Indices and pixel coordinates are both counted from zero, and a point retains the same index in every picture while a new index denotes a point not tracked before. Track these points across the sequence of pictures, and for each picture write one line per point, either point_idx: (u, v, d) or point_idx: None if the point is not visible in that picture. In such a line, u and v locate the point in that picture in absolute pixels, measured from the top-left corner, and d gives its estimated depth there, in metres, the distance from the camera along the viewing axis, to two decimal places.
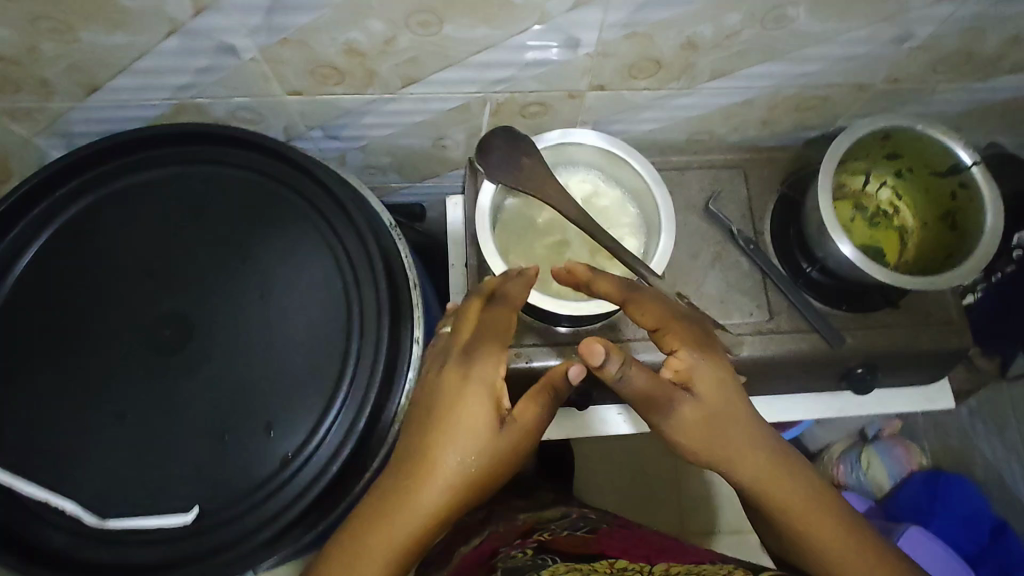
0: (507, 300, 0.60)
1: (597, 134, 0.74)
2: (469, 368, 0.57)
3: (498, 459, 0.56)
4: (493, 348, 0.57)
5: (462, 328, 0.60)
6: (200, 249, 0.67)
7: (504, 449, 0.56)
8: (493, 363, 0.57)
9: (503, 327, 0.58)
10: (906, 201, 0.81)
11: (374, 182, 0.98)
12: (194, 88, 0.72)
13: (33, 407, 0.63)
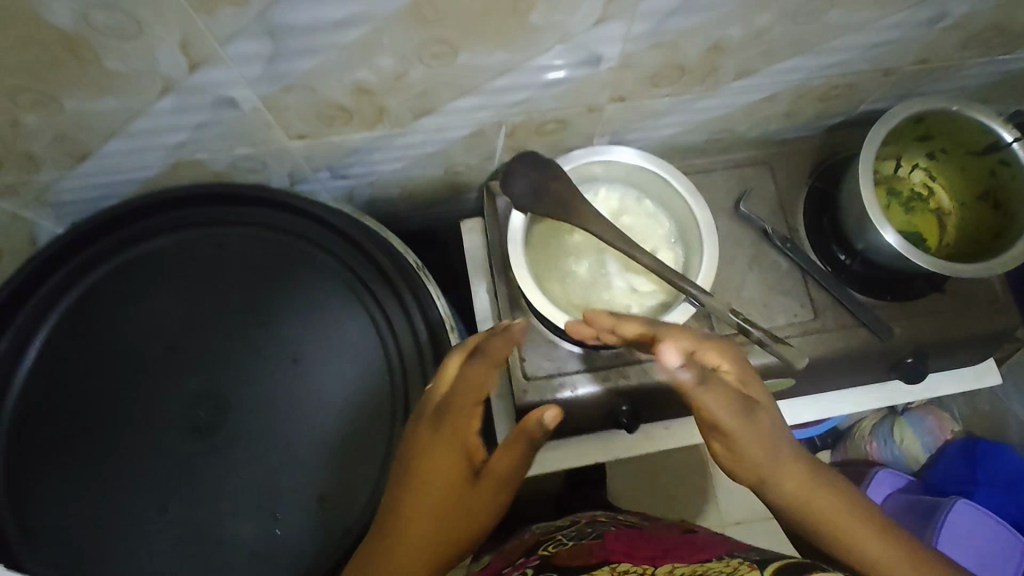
0: (486, 353, 0.57)
1: (628, 150, 0.70)
2: (439, 421, 0.55)
3: (474, 517, 0.53)
4: (467, 399, 0.55)
5: (437, 382, 0.57)
6: (223, 318, 0.62)
7: (481, 505, 0.53)
8: (464, 416, 0.55)
9: (478, 382, 0.56)
10: (941, 181, 0.79)
11: (383, 214, 0.94)
12: (193, 144, 0.67)
13: (59, 513, 0.57)
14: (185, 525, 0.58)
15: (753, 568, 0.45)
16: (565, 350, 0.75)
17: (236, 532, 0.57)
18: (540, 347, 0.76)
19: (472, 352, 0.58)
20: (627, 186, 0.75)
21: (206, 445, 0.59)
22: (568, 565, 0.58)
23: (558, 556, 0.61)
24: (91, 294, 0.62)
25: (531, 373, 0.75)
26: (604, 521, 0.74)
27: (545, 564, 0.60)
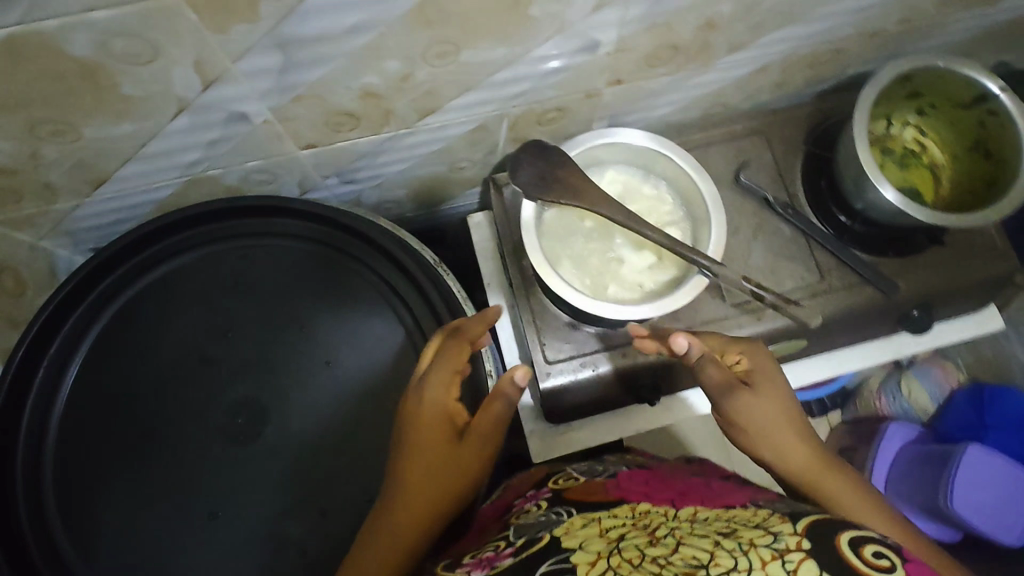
0: (461, 331, 0.59)
1: (630, 131, 0.72)
2: (422, 395, 0.58)
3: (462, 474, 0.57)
4: (446, 373, 0.58)
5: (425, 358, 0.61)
6: (255, 327, 0.64)
7: (468, 462, 0.57)
8: (444, 386, 0.58)
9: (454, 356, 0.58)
10: (932, 136, 0.81)
11: (390, 215, 0.95)
12: (206, 161, 0.68)
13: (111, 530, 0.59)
14: (236, 530, 0.59)
15: (784, 518, 0.44)
16: (583, 331, 0.77)
17: (287, 531, 0.59)
18: (558, 331, 0.78)
19: (453, 331, 0.60)
20: (631, 167, 0.77)
21: (250, 451, 0.61)
22: (582, 501, 0.60)
23: (571, 492, 0.63)
24: (122, 316, 0.64)
25: (552, 356, 0.77)
26: (613, 459, 0.77)
27: (559, 499, 0.62)
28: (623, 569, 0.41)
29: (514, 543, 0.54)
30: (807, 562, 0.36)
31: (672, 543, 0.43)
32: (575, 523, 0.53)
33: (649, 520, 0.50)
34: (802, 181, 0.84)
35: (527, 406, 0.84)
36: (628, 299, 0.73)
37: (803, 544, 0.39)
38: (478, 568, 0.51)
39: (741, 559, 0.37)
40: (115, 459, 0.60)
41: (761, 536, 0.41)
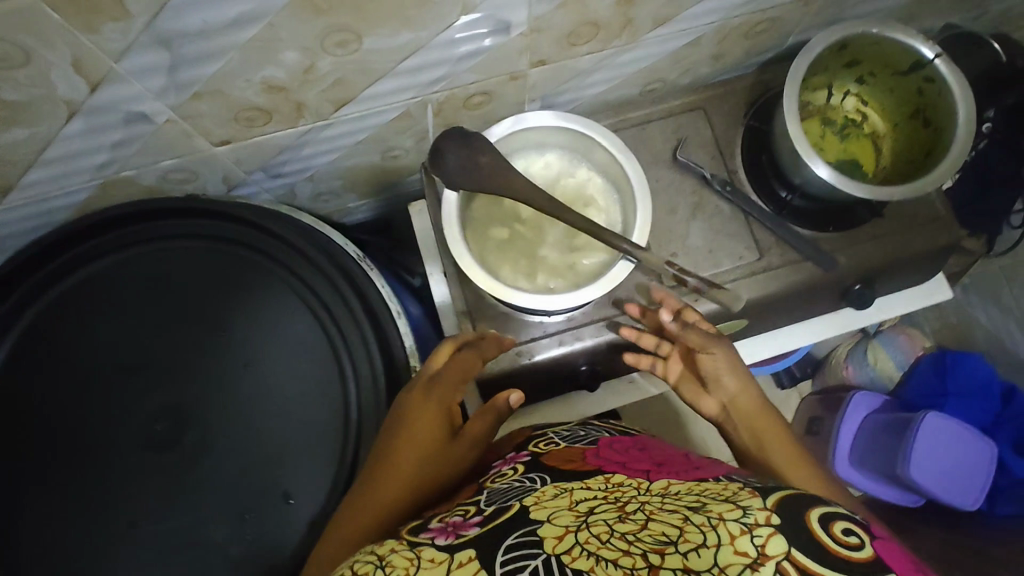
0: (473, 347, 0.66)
1: (549, 113, 0.70)
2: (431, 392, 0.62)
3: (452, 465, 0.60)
4: (452, 378, 0.63)
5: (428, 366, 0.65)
6: (172, 334, 0.63)
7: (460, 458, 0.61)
8: (451, 389, 0.62)
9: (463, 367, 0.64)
10: (873, 104, 0.79)
11: (330, 207, 0.94)
12: (116, 163, 0.66)
13: (33, 542, 0.58)
14: (162, 537, 0.59)
15: (754, 492, 0.42)
16: (520, 320, 0.76)
17: (215, 535, 0.59)
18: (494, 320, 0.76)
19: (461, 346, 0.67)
20: (562, 151, 0.75)
21: (172, 458, 0.60)
22: (559, 469, 0.57)
23: (549, 458, 0.60)
24: (36, 326, 0.63)
25: None
26: (593, 424, 0.73)
27: (538, 464, 0.60)
28: (591, 545, 0.41)
29: (482, 512, 0.51)
30: (776, 537, 0.35)
31: (641, 519, 0.43)
32: (547, 494, 0.51)
33: (621, 493, 0.48)
34: (742, 156, 0.82)
35: None
36: (557, 289, 0.72)
37: (773, 518, 0.37)
38: (442, 534, 0.49)
39: (711, 536, 0.37)
40: (35, 472, 0.60)
41: (729, 510, 0.39)
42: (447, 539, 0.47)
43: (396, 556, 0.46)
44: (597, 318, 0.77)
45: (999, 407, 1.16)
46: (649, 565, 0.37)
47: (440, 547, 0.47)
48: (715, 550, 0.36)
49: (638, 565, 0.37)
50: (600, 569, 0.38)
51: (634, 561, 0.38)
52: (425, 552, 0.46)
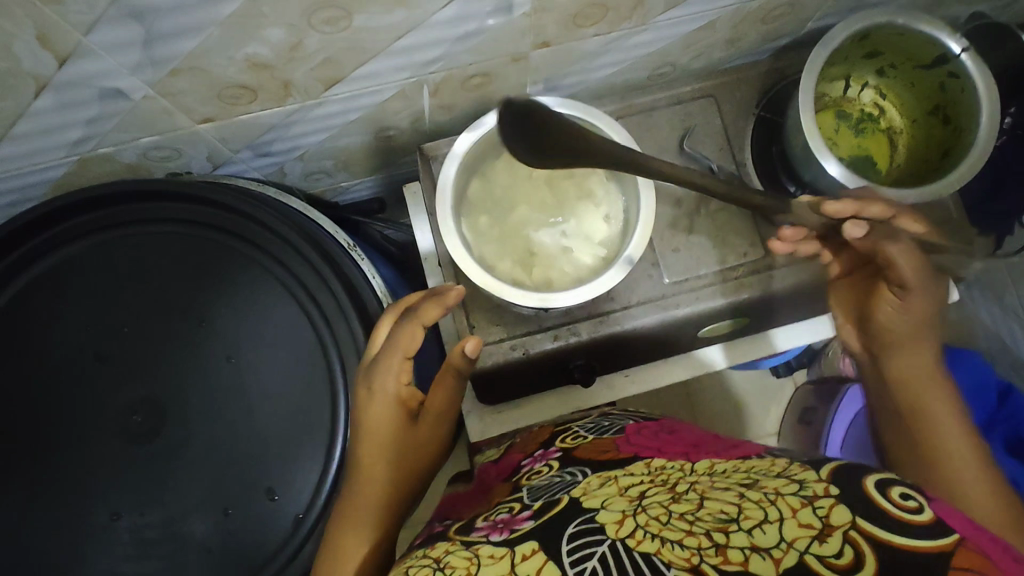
0: (414, 315, 0.58)
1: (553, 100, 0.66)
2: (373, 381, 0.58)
3: (419, 448, 0.62)
4: (393, 361, 0.58)
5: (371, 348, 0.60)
6: (151, 322, 0.61)
7: (423, 438, 0.62)
8: (395, 375, 0.58)
9: (406, 343, 0.58)
10: (891, 98, 0.75)
11: (322, 186, 0.90)
12: (92, 140, 0.63)
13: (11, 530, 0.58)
14: (142, 531, 0.58)
15: (805, 466, 0.44)
16: (514, 313, 0.74)
17: (198, 530, 0.58)
18: (488, 311, 0.74)
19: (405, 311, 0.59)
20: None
21: (151, 450, 0.59)
22: (595, 461, 0.57)
23: (581, 450, 0.62)
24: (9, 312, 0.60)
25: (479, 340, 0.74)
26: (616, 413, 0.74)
27: (570, 458, 0.61)
28: (654, 527, 0.40)
29: (531, 507, 0.51)
30: (839, 508, 0.37)
31: (695, 498, 0.43)
32: (592, 483, 0.51)
33: (667, 476, 0.49)
34: (752, 148, 0.78)
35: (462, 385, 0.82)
36: (554, 285, 0.69)
37: (831, 489, 0.39)
38: (495, 530, 0.48)
39: (771, 512, 0.38)
40: (10, 460, 0.58)
41: (784, 484, 0.41)
42: (502, 536, 0.46)
43: (453, 557, 0.45)
44: (594, 313, 0.75)
45: (995, 404, 1.14)
46: (716, 544, 0.37)
47: (498, 540, 0.45)
48: (778, 526, 0.37)
49: (705, 546, 0.37)
50: (670, 551, 0.37)
51: (700, 541, 0.37)
52: (484, 547, 0.45)
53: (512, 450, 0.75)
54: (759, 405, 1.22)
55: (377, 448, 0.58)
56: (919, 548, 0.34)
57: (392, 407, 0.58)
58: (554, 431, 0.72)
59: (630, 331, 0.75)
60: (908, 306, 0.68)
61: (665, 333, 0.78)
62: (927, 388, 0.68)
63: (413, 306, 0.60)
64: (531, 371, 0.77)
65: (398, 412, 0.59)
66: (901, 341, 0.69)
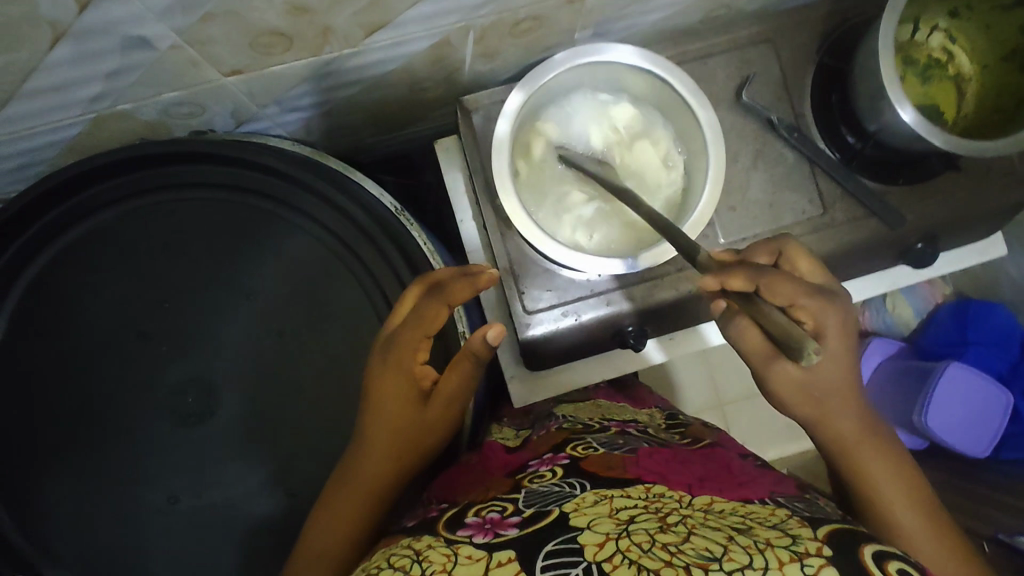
0: (440, 293, 0.54)
1: (632, 49, 0.63)
2: (388, 356, 0.55)
3: (426, 430, 0.56)
4: (414, 337, 0.54)
5: (394, 318, 0.57)
6: (196, 297, 0.60)
7: (432, 420, 0.56)
8: (411, 350, 0.54)
9: (428, 320, 0.54)
10: (962, 42, 0.71)
11: (348, 143, 0.85)
12: (111, 96, 0.57)
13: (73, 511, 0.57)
14: (198, 512, 0.57)
15: (802, 522, 0.40)
16: (565, 277, 0.71)
17: (253, 510, 0.58)
18: (537, 276, 0.72)
19: (431, 288, 0.55)
20: (629, 92, 0.69)
21: (203, 430, 0.58)
22: (599, 476, 0.50)
23: (587, 461, 0.54)
24: (56, 289, 0.59)
25: (531, 307, 0.72)
26: (632, 432, 0.65)
27: (575, 469, 0.53)
28: (633, 553, 0.35)
29: (522, 512, 0.45)
30: (829, 569, 0.32)
31: (683, 532, 0.38)
32: (586, 499, 0.45)
33: (662, 504, 0.44)
34: (812, 97, 0.74)
35: (503, 351, 0.79)
36: (618, 247, 0.67)
37: (825, 550, 0.34)
38: (480, 532, 0.44)
39: (758, 559, 0.33)
40: (64, 439, 0.58)
41: (778, 536, 0.37)
42: (484, 539, 0.42)
43: (432, 551, 0.42)
44: (645, 277, 0.72)
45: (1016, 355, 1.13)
46: None
47: (477, 544, 0.41)
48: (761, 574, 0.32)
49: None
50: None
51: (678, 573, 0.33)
52: (463, 548, 0.42)
53: (528, 443, 0.66)
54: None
55: (387, 421, 0.54)
56: None
57: (402, 384, 0.54)
58: (565, 434, 0.64)
59: (685, 294, 0.72)
60: (811, 370, 0.51)
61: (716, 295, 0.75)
62: (864, 448, 0.52)
63: (442, 282, 0.54)
64: (579, 338, 0.75)
65: (414, 389, 0.55)
66: (826, 404, 0.52)
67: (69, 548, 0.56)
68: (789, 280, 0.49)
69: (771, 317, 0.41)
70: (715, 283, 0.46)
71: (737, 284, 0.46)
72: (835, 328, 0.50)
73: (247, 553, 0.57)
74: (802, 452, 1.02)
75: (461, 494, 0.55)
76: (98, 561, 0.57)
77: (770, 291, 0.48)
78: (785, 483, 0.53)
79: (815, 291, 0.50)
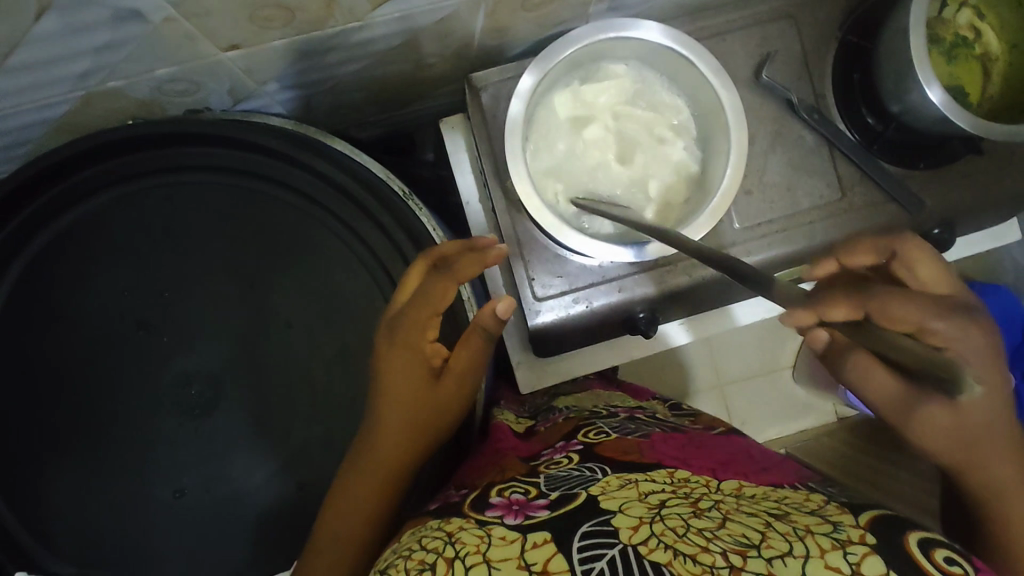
0: (450, 270, 0.53)
1: (658, 30, 0.61)
2: (394, 335, 0.54)
3: (440, 413, 0.55)
4: (422, 315, 0.53)
5: (399, 294, 0.55)
6: (198, 285, 0.57)
7: (444, 402, 0.55)
8: (419, 328, 0.53)
9: (436, 298, 0.53)
10: (989, 20, 0.68)
11: (349, 122, 0.81)
12: (101, 71, 0.53)
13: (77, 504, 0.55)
14: (207, 506, 0.56)
15: (842, 508, 0.39)
16: (575, 263, 0.70)
17: (263, 503, 0.57)
18: (548, 261, 0.70)
19: (438, 265, 0.53)
20: (654, 71, 0.66)
21: (209, 424, 0.56)
22: (620, 461, 0.49)
23: (602, 446, 0.54)
24: (51, 277, 0.57)
25: (541, 293, 0.70)
26: (642, 418, 0.65)
27: (593, 453, 0.52)
28: (669, 538, 0.35)
29: (548, 495, 0.44)
30: (872, 558, 0.32)
31: (718, 517, 0.38)
32: (611, 483, 0.44)
33: (690, 488, 0.43)
34: (832, 77, 0.71)
35: (509, 336, 0.77)
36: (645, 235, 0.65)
37: (867, 537, 0.34)
38: (509, 513, 0.43)
39: (798, 546, 0.34)
40: (65, 432, 0.56)
41: (817, 523, 0.36)
42: (518, 520, 0.41)
43: (465, 533, 0.41)
44: (659, 262, 0.70)
45: None
46: (730, 565, 0.32)
47: (511, 525, 0.40)
48: (802, 562, 0.32)
49: (719, 564, 0.32)
50: (680, 564, 0.33)
51: (714, 558, 0.33)
52: (496, 528, 0.40)
53: (538, 431, 0.65)
54: (773, 337, 1.02)
55: (402, 406, 0.53)
56: None
57: (414, 364, 0.53)
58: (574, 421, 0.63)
59: (699, 280, 0.71)
60: (965, 415, 0.46)
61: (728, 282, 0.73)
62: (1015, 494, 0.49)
63: (451, 259, 0.53)
64: (589, 327, 0.73)
65: (426, 372, 0.54)
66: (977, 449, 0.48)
67: (74, 541, 0.55)
68: (907, 301, 0.43)
69: (889, 340, 0.34)
70: (810, 315, 0.38)
71: (839, 313, 0.39)
72: (980, 354, 0.45)
73: (255, 545, 0.56)
74: (802, 430, 1.02)
75: (478, 478, 0.54)
76: (105, 555, 0.55)
77: (884, 316, 0.42)
78: (800, 471, 0.53)
79: (940, 312, 0.45)
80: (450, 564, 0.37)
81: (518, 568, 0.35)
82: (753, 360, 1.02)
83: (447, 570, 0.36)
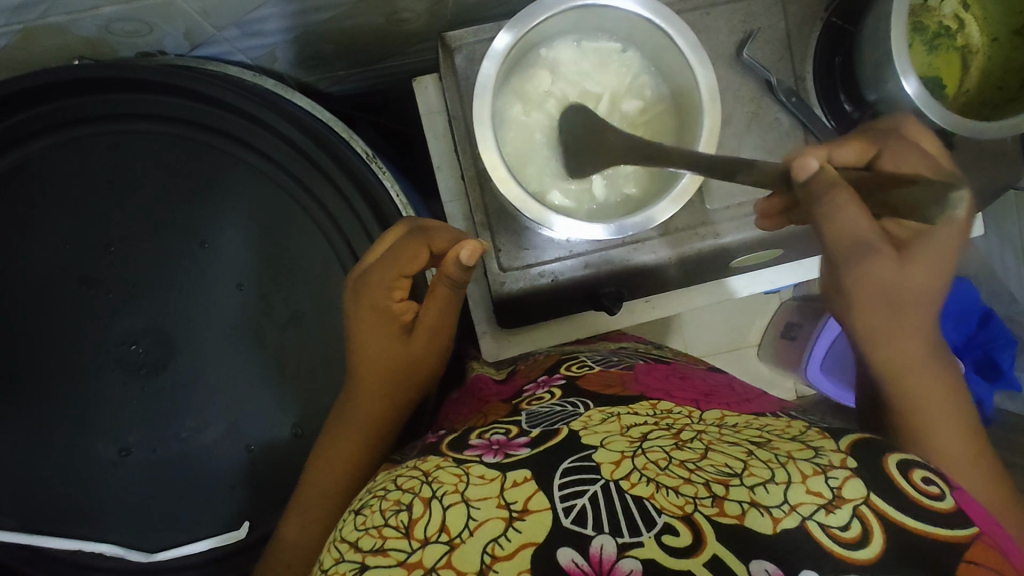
0: (422, 234, 0.51)
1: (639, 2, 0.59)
2: (359, 296, 0.52)
3: (413, 364, 0.55)
4: (386, 275, 0.50)
5: (369, 255, 0.53)
6: (144, 240, 0.55)
7: (418, 355, 0.54)
8: (381, 288, 0.51)
9: (406, 258, 0.50)
10: (975, 10, 0.68)
11: (319, 75, 0.78)
12: (40, 6, 0.49)
13: (20, 457, 0.55)
14: (153, 464, 0.56)
15: (824, 433, 0.41)
16: (545, 236, 0.69)
17: (214, 462, 0.56)
18: (519, 231, 0.69)
19: (410, 229, 0.52)
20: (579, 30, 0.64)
21: (156, 383, 0.55)
22: (601, 394, 0.50)
23: (584, 380, 0.54)
24: None
25: (506, 263, 0.69)
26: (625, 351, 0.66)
27: (575, 388, 0.53)
28: (651, 471, 0.37)
29: (529, 433, 0.44)
30: (853, 481, 0.36)
31: (700, 447, 0.40)
32: (593, 417, 0.45)
33: (673, 419, 0.44)
34: (816, 59, 0.70)
35: (476, 308, 0.76)
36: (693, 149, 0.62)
37: (848, 460, 0.37)
38: (489, 453, 0.42)
39: (780, 472, 0.36)
40: (6, 387, 0.55)
41: (799, 449, 0.38)
42: (496, 458, 0.41)
43: (443, 472, 0.40)
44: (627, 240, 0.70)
45: (973, 329, 0.92)
46: (713, 495, 0.35)
47: (490, 463, 0.40)
48: (784, 488, 0.35)
49: (701, 495, 0.35)
50: (663, 497, 0.35)
51: (696, 490, 0.36)
52: (474, 467, 0.40)
53: (517, 374, 0.66)
54: (743, 316, 1.04)
55: (375, 354, 0.53)
56: (929, 535, 0.34)
57: (378, 323, 0.52)
58: (560, 358, 0.63)
59: (666, 259, 0.70)
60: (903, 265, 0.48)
61: (702, 261, 0.73)
62: (918, 363, 0.50)
63: (427, 228, 0.52)
64: (563, 296, 0.72)
65: (386, 327, 0.52)
66: (897, 314, 0.49)
67: (15, 495, 0.55)
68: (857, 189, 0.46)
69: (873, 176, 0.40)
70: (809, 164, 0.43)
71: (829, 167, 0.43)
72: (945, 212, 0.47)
73: (204, 503, 0.56)
74: None
75: (459, 423, 0.54)
76: (49, 511, 0.55)
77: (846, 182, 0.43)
78: (780, 402, 0.55)
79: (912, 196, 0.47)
80: (429, 505, 0.37)
81: (497, 508, 0.36)
82: (722, 334, 1.04)
83: (425, 511, 0.37)
